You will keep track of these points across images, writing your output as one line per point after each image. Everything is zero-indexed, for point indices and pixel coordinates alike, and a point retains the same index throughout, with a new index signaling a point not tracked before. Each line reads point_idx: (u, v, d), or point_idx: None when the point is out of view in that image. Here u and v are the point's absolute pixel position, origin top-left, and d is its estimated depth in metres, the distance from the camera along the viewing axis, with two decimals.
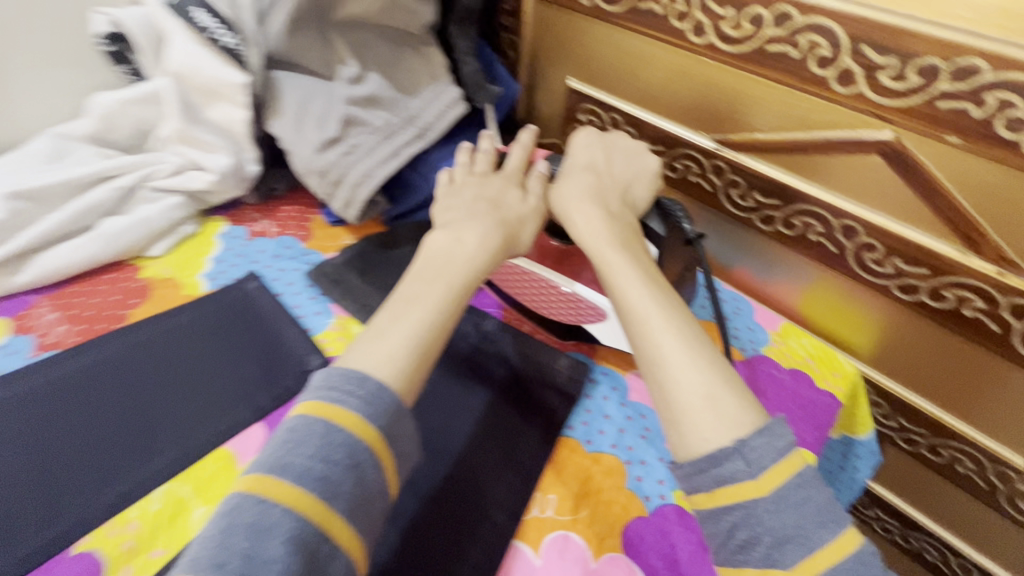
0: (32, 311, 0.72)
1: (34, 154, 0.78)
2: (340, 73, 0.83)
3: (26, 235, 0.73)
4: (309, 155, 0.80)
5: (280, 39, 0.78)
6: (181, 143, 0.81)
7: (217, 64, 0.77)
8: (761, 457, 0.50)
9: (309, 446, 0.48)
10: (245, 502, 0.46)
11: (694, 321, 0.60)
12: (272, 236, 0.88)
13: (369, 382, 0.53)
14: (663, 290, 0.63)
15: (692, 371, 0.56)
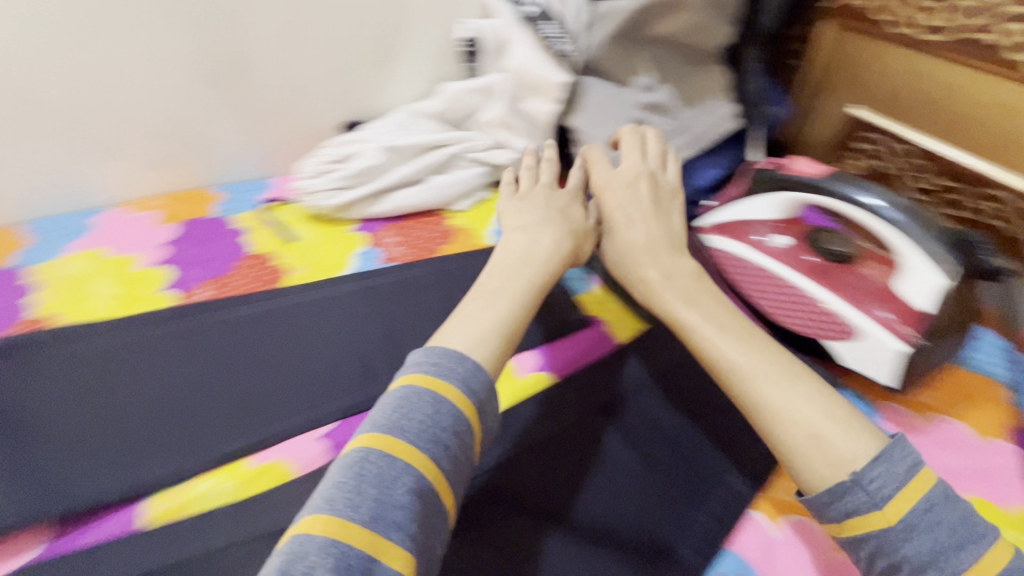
0: (381, 235, 0.97)
1: (392, 122, 1.01)
2: (636, 81, 1.02)
3: (387, 178, 0.97)
4: (604, 142, 1.00)
5: (598, 49, 0.99)
6: (500, 127, 1.03)
7: (548, 66, 1.00)
8: (886, 488, 0.52)
9: (431, 395, 0.56)
10: (376, 424, 0.55)
11: (782, 362, 0.64)
12: None
13: (467, 363, 0.60)
14: (727, 335, 0.67)
15: (807, 408, 0.59)
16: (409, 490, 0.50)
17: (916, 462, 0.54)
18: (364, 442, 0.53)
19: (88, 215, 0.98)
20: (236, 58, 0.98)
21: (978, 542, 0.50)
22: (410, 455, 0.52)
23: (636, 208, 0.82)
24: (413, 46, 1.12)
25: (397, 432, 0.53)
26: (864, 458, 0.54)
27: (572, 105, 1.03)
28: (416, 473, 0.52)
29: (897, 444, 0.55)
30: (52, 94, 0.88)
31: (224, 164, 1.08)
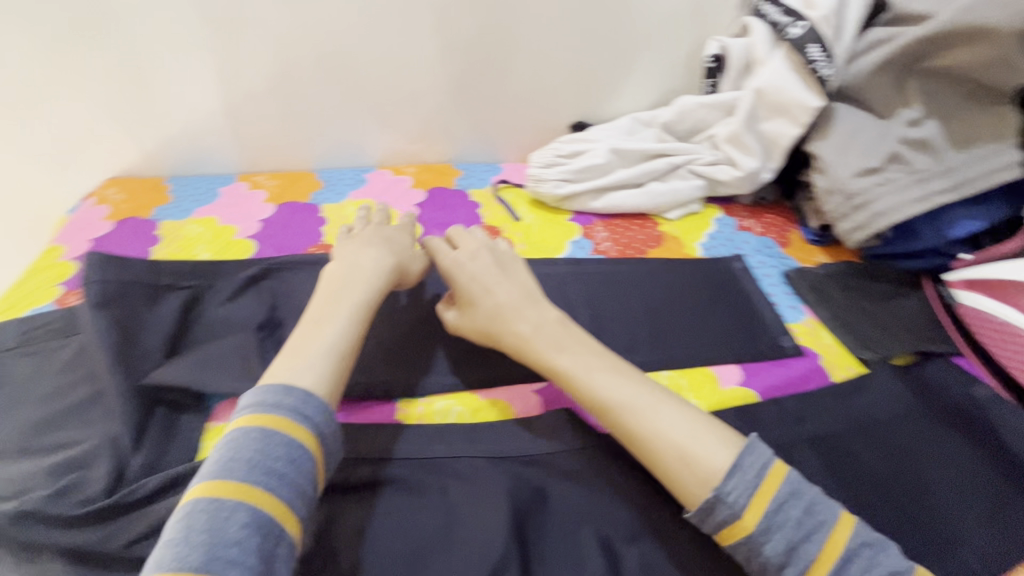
0: (590, 228, 0.80)
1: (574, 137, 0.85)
2: (895, 113, 0.70)
3: (611, 177, 0.81)
4: (833, 178, 0.70)
5: (861, 72, 0.71)
6: (727, 143, 0.79)
7: (764, 72, 0.76)
8: (742, 501, 0.44)
9: (276, 436, 0.42)
10: (221, 471, 0.40)
11: (653, 401, 0.50)
12: (755, 232, 0.80)
13: (314, 401, 0.45)
14: (598, 368, 0.53)
15: (682, 430, 0.48)
16: (247, 524, 0.38)
17: (730, 513, 0.44)
18: (211, 490, 0.39)
19: (219, 182, 0.90)
20: (467, 58, 0.85)
21: (760, 542, 0.44)
22: (248, 496, 0.39)
23: (496, 291, 0.59)
24: (658, 59, 0.88)
25: (260, 482, 0.40)
26: (718, 475, 0.45)
27: (775, 125, 0.76)
28: (281, 532, 0.40)
29: (733, 476, 0.45)
30: (260, 76, 0.83)
31: (339, 144, 0.92)
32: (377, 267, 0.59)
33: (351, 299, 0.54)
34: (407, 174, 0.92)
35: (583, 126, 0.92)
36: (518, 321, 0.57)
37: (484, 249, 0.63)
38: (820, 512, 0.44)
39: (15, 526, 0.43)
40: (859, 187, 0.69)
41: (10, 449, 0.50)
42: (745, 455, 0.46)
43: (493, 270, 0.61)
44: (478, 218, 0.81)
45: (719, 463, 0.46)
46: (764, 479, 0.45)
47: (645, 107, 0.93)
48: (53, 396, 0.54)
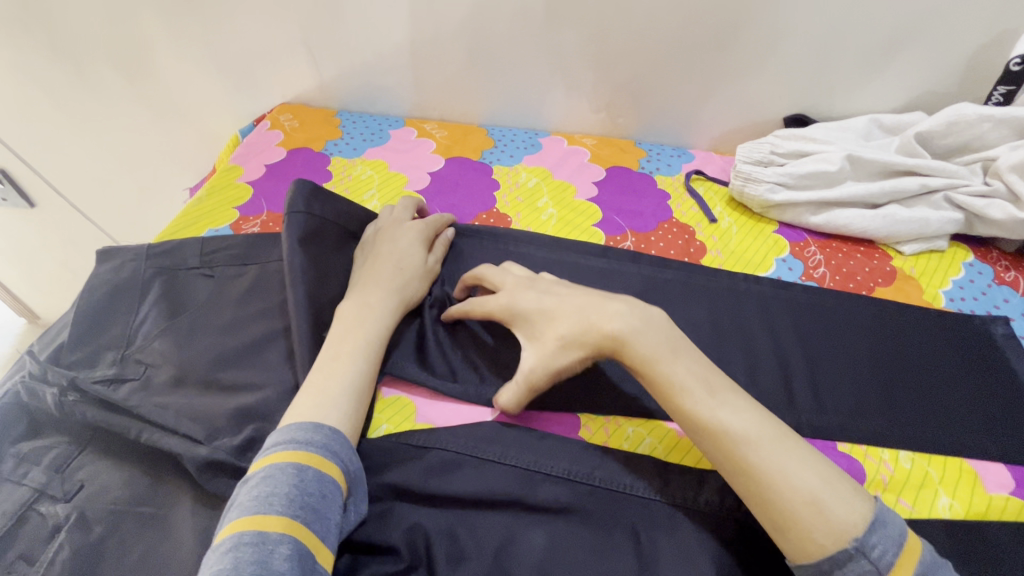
0: (800, 246, 0.67)
1: (799, 132, 0.71)
2: None
3: (843, 190, 0.67)
4: None
5: None
6: (1014, 173, 0.62)
7: None
8: (889, 557, 0.32)
9: (310, 472, 0.38)
10: (255, 506, 0.35)
11: (783, 427, 0.38)
12: (1021, 290, 0.63)
13: (341, 439, 0.41)
14: (718, 384, 0.40)
15: (809, 466, 0.36)
16: (292, 556, 0.33)
17: (871, 569, 0.32)
18: (250, 524, 0.34)
19: (389, 124, 0.85)
20: (686, 22, 0.72)
21: None
22: (292, 529, 0.34)
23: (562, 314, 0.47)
24: (929, 52, 0.70)
25: (301, 518, 0.35)
26: (860, 522, 0.33)
27: None
28: (318, 567, 0.34)
29: (877, 526, 0.33)
30: (454, 14, 0.76)
31: (514, 102, 0.84)
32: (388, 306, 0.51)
33: (370, 331, 0.48)
34: (584, 144, 0.82)
35: (805, 121, 0.77)
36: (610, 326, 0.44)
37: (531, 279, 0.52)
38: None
39: (202, 473, 0.41)
40: None
41: (194, 380, 0.48)
42: (883, 507, 0.35)
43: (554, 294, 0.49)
44: (666, 211, 0.70)
45: (863, 513, 0.34)
46: (908, 538, 0.34)
47: (888, 109, 0.76)
48: (230, 329, 0.52)
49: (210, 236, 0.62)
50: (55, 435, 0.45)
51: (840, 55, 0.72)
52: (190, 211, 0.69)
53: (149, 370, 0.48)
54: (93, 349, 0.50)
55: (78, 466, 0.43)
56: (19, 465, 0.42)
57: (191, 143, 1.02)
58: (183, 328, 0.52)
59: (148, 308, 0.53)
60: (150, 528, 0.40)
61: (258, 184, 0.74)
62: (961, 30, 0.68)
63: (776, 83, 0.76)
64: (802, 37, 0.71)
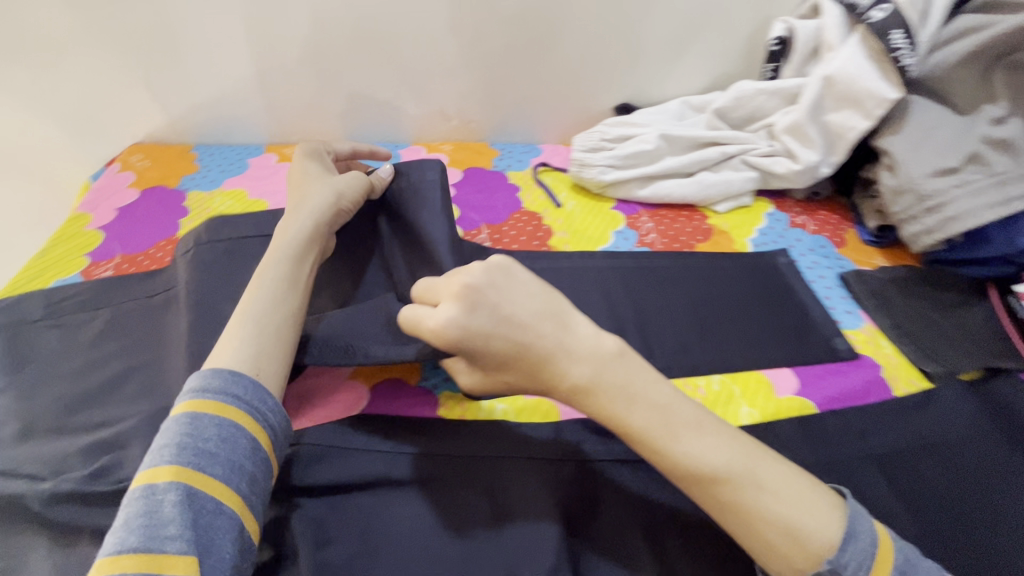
0: (634, 218, 0.76)
1: (625, 118, 0.81)
2: (980, 110, 0.64)
3: (660, 165, 0.77)
4: (913, 177, 0.64)
5: (945, 66, 0.64)
6: (787, 134, 0.74)
7: (847, 52, 0.68)
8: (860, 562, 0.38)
9: (206, 419, 0.40)
10: (157, 458, 0.39)
11: (756, 454, 0.41)
12: (809, 230, 0.75)
13: (242, 381, 0.42)
14: (683, 425, 0.41)
15: (789, 495, 0.39)
16: (178, 501, 0.36)
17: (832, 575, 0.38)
18: (150, 477, 0.38)
19: (248, 153, 0.86)
20: (508, 31, 0.80)
21: None
22: (181, 476, 0.37)
23: (516, 320, 0.42)
24: (715, 39, 0.82)
25: (192, 465, 0.38)
26: (833, 544, 0.38)
27: (847, 117, 0.69)
28: (220, 507, 0.37)
29: (850, 542, 0.38)
30: (292, 40, 0.79)
31: (370, 118, 0.88)
32: (296, 237, 0.52)
33: (271, 276, 0.49)
34: (442, 151, 0.87)
35: (630, 108, 0.87)
36: (573, 366, 0.41)
37: (481, 289, 0.42)
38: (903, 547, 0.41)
39: (50, 505, 0.42)
40: (941, 191, 0.62)
41: (43, 428, 0.48)
42: (853, 516, 0.40)
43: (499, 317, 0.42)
44: (517, 203, 0.77)
45: (836, 535, 0.38)
46: (878, 547, 0.39)
47: (695, 91, 0.88)
48: (78, 373, 0.52)
49: (55, 287, 0.61)
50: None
51: (643, 48, 0.83)
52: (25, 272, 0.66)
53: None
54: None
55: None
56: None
57: (41, 197, 0.98)
58: (27, 381, 0.51)
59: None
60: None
61: (109, 228, 0.72)
62: (735, 21, 0.80)
63: (599, 77, 0.85)
64: (608, 35, 0.81)
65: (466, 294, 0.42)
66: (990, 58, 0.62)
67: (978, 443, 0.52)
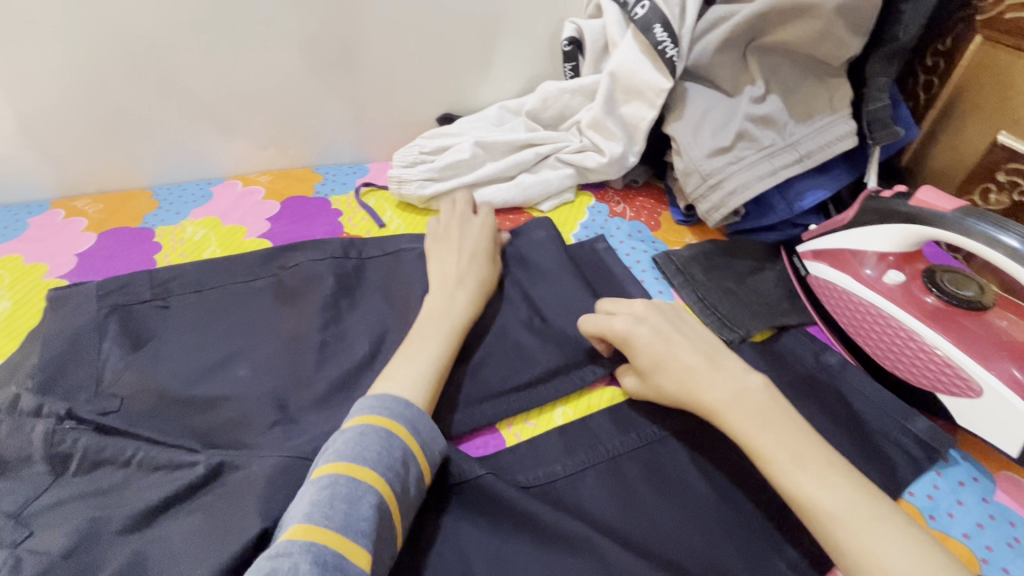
0: None
1: (444, 128, 0.81)
2: (743, 91, 0.69)
3: (480, 171, 0.77)
4: (697, 159, 0.68)
5: (707, 54, 0.69)
6: (591, 129, 0.76)
7: (626, 47, 0.71)
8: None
9: (401, 442, 0.44)
10: (355, 454, 0.42)
11: (885, 510, 0.40)
12: (627, 218, 0.78)
13: (429, 420, 0.47)
14: (815, 461, 0.42)
15: (912, 559, 0.37)
16: (378, 507, 0.40)
17: None
18: (348, 470, 0.40)
19: (29, 212, 0.77)
20: (308, 52, 0.77)
21: None
22: (379, 484, 0.41)
23: (680, 350, 0.51)
24: (518, 44, 0.84)
25: (387, 477, 0.41)
26: None
27: (638, 107, 0.72)
28: (391, 524, 0.40)
29: None
30: (59, 85, 0.71)
31: (175, 157, 0.82)
32: (453, 296, 0.58)
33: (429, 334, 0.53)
34: (259, 183, 0.82)
35: (451, 118, 0.87)
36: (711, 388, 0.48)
37: (653, 310, 0.55)
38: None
39: (213, 482, 0.49)
40: (722, 169, 0.67)
41: (173, 399, 0.55)
42: None
43: (661, 341, 0.52)
44: (339, 228, 0.75)
45: None
46: None
47: (513, 95, 0.89)
48: (194, 353, 0.59)
49: None
50: (24, 475, 0.47)
51: (451, 59, 0.83)
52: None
53: (127, 400, 0.54)
54: (65, 388, 0.54)
55: (43, 507, 0.46)
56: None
57: None
58: (149, 355, 0.58)
59: (111, 344, 0.58)
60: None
61: None
62: (534, 25, 0.83)
63: (414, 91, 0.85)
64: (412, 49, 0.81)
65: (650, 316, 0.55)
66: (742, 44, 0.68)
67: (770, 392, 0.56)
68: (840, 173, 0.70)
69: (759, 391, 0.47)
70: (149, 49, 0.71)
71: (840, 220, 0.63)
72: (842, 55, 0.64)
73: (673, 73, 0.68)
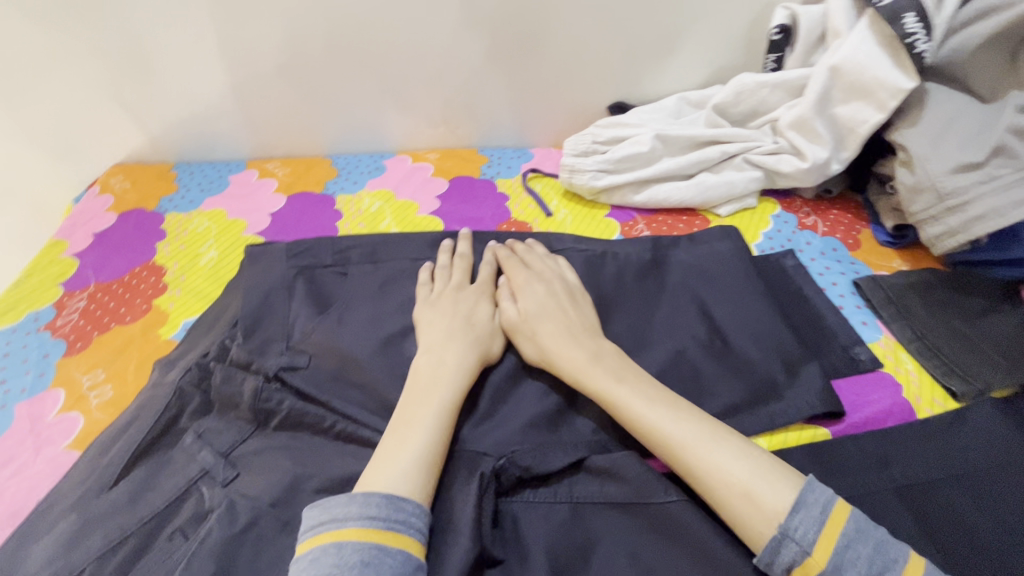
0: (630, 225, 0.72)
1: (621, 118, 0.76)
2: (1006, 97, 0.58)
3: (657, 167, 0.72)
4: (933, 175, 0.58)
5: (964, 51, 0.58)
6: (792, 130, 0.68)
7: (858, 37, 0.62)
8: (811, 534, 0.38)
9: (351, 544, 0.37)
10: None
11: (709, 433, 0.45)
12: (820, 232, 0.70)
13: (375, 497, 0.40)
14: (645, 386, 0.48)
15: (718, 460, 0.43)
16: None
17: (798, 551, 0.38)
18: None
19: (229, 169, 0.84)
20: (492, 32, 0.76)
21: None
22: None
23: (557, 312, 0.55)
24: (712, 31, 0.77)
25: None
26: (783, 511, 0.40)
27: (859, 108, 0.63)
28: None
29: (798, 509, 0.39)
30: (268, 55, 0.76)
31: (353, 128, 0.85)
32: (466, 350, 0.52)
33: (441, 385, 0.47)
34: (428, 160, 0.84)
35: (624, 107, 0.83)
36: (577, 348, 0.51)
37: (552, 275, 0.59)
38: (890, 550, 0.38)
39: None
40: (966, 189, 0.57)
41: None
42: (805, 491, 0.40)
43: (537, 291, 0.57)
44: (506, 213, 0.74)
45: (786, 502, 0.40)
46: (829, 515, 0.39)
47: (695, 86, 0.83)
48: (373, 320, 0.57)
49: (35, 345, 0.61)
50: (231, 418, 0.51)
51: (636, 45, 0.78)
52: (183, 280, 0.67)
53: (313, 358, 0.54)
54: (260, 339, 0.56)
55: (248, 452, 0.49)
56: (198, 439, 0.49)
57: (27, 218, 0.98)
58: None
59: (298, 304, 0.59)
60: (139, 557, 0.42)
61: (86, 254, 0.71)
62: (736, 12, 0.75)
63: (590, 76, 0.81)
64: (597, 31, 0.77)
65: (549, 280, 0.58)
66: (1018, 39, 0.56)
67: (1010, 462, 0.48)
68: None
69: (611, 351, 0.51)
70: (347, 22, 0.74)
71: None
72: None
73: (918, 72, 0.59)
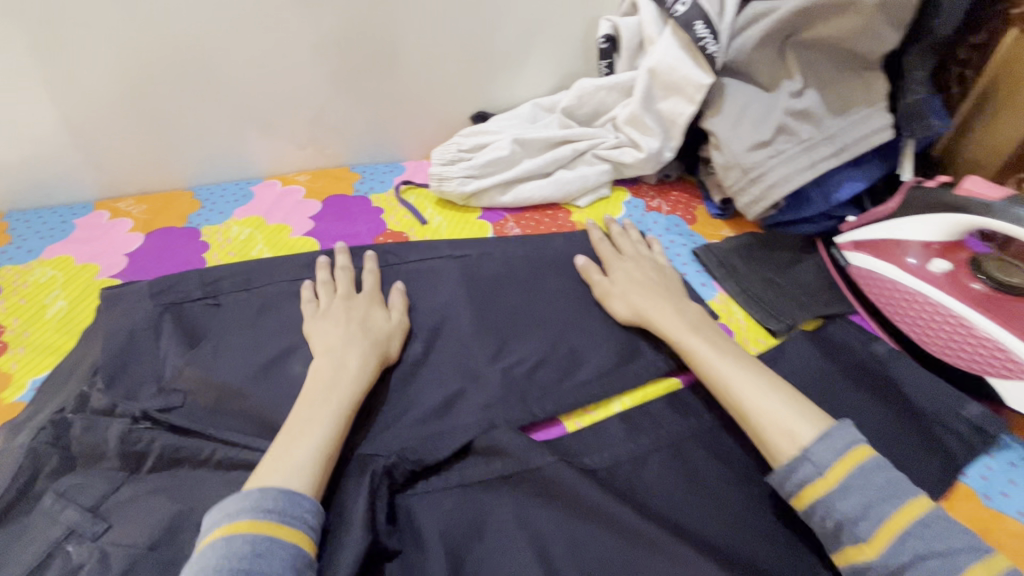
0: (500, 224, 0.77)
1: (482, 125, 0.81)
2: (781, 85, 0.70)
3: (518, 167, 0.78)
4: (737, 154, 0.70)
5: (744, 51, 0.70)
6: (628, 125, 0.78)
7: (666, 42, 0.73)
8: (829, 459, 0.44)
9: (221, 540, 0.38)
10: None
11: (766, 381, 0.50)
12: (664, 212, 0.80)
13: (248, 493, 0.40)
14: (717, 342, 0.55)
15: (767, 403, 0.48)
16: None
17: (814, 471, 0.44)
18: None
19: (74, 213, 0.77)
20: (345, 54, 0.78)
21: (834, 501, 0.42)
22: None
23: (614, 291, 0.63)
24: (552, 42, 0.85)
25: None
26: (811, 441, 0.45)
27: (677, 102, 0.74)
28: None
29: (824, 440, 0.44)
30: (104, 90, 0.72)
31: (214, 157, 0.82)
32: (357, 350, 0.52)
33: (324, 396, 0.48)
34: (298, 182, 0.83)
35: (485, 115, 0.88)
36: (658, 313, 0.59)
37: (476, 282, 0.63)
38: (906, 486, 0.42)
39: None
40: (762, 164, 0.69)
41: None
42: (839, 429, 0.45)
43: (629, 272, 0.64)
44: (382, 225, 0.76)
45: (814, 435, 0.45)
46: (854, 448, 0.44)
47: (546, 92, 0.90)
48: (249, 348, 0.56)
49: None
50: (98, 471, 0.48)
51: (486, 58, 0.84)
52: (28, 336, 0.62)
53: (189, 394, 0.53)
54: (125, 384, 0.53)
55: (121, 501, 0.47)
56: (60, 498, 0.46)
57: None
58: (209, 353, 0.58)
59: (167, 341, 0.57)
60: None
61: None
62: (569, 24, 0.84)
63: (449, 89, 0.86)
64: (448, 47, 0.81)
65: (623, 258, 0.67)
66: (781, 39, 0.69)
67: (824, 381, 0.58)
68: (880, 164, 0.71)
69: (695, 313, 0.59)
70: (190, 51, 0.72)
71: (891, 203, 0.65)
72: (882, 48, 0.65)
73: (713, 69, 0.70)
